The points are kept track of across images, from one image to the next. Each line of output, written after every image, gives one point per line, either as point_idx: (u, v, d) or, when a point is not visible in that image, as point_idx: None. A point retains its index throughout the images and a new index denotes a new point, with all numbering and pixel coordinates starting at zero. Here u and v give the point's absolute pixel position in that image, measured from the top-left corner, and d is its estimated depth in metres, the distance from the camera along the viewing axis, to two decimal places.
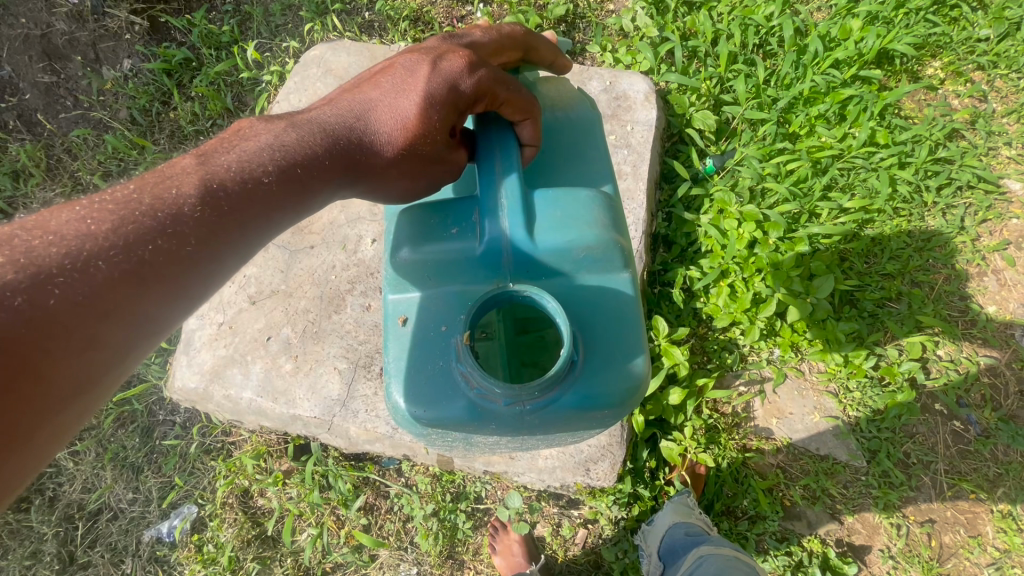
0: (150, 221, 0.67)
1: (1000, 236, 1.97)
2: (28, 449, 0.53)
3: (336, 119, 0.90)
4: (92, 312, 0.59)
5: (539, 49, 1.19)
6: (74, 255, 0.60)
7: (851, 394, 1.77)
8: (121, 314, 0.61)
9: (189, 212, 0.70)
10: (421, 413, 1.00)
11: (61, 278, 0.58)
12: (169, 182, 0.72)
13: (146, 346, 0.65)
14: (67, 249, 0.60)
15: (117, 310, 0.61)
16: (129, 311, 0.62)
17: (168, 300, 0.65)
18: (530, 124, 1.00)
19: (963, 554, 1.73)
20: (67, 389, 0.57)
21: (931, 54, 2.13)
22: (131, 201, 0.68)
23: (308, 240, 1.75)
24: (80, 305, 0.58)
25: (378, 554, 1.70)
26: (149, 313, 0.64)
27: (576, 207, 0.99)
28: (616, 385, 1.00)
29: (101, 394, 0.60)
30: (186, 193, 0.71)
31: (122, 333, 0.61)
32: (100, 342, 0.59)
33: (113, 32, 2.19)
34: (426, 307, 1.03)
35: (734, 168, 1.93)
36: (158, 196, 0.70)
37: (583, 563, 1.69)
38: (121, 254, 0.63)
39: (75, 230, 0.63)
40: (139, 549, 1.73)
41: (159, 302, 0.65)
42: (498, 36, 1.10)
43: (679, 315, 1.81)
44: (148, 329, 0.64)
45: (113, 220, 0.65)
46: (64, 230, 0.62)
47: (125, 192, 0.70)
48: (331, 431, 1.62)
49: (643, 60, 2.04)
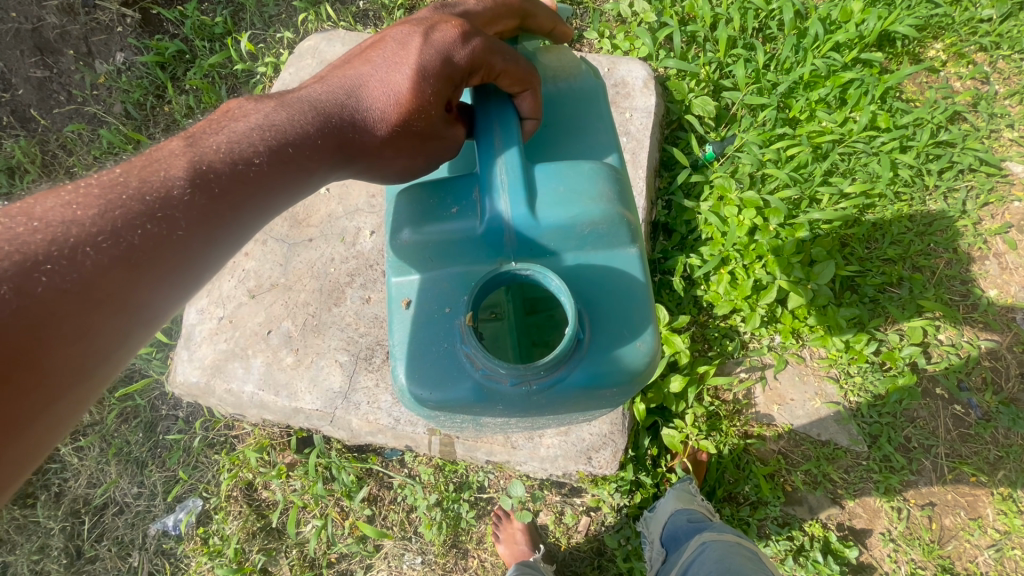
0: (138, 205, 0.66)
1: (1002, 219, 1.95)
2: (25, 440, 0.54)
3: (326, 96, 0.89)
4: (82, 299, 0.58)
5: (536, 16, 1.16)
6: (61, 242, 0.60)
7: (852, 379, 1.78)
8: (115, 301, 0.61)
9: (179, 196, 0.69)
10: (427, 396, 1.00)
11: (49, 264, 0.58)
12: (157, 165, 0.72)
13: (143, 332, 0.64)
14: (54, 236, 0.60)
15: (108, 297, 0.61)
16: (122, 298, 0.62)
17: (160, 287, 0.65)
18: (529, 95, 1.00)
19: (964, 536, 1.74)
20: (62, 377, 0.56)
21: (932, 36, 2.10)
22: (118, 184, 0.68)
23: (305, 233, 1.74)
24: (69, 293, 0.58)
25: (383, 544, 1.71)
26: (145, 299, 0.64)
27: (580, 182, 0.98)
28: (623, 363, 1.00)
29: (100, 381, 0.60)
30: (174, 176, 0.70)
31: (117, 319, 0.61)
32: (95, 329, 0.59)
33: (104, 24, 2.17)
34: (430, 288, 1.03)
35: (734, 153, 1.92)
36: (145, 180, 0.69)
37: (585, 550, 1.70)
38: (110, 240, 0.62)
39: (60, 216, 0.62)
40: (146, 543, 1.75)
41: (152, 288, 0.64)
42: (493, 4, 1.07)
43: (680, 302, 1.81)
44: (145, 315, 0.64)
45: (100, 204, 0.64)
46: (49, 216, 0.61)
47: (111, 177, 0.69)
48: (333, 424, 1.62)
49: (641, 46, 2.02)
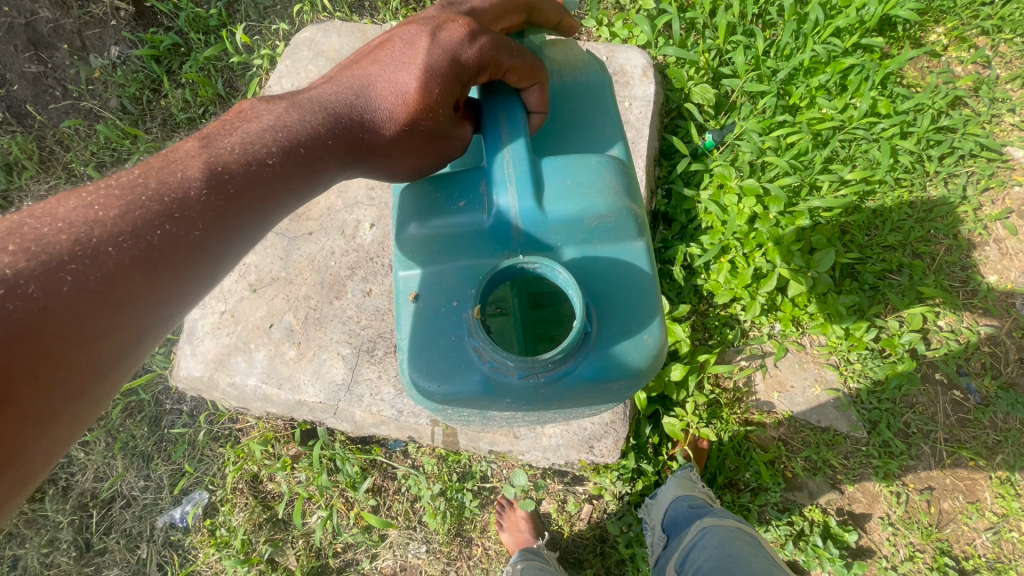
0: (156, 206, 0.66)
1: (1002, 205, 1.95)
2: (46, 435, 0.54)
3: (336, 97, 0.88)
4: (103, 298, 0.58)
5: (542, 10, 1.16)
6: (83, 242, 0.60)
7: (851, 365, 1.79)
8: (134, 300, 0.61)
9: (196, 196, 0.69)
10: (433, 389, 1.00)
11: (73, 264, 0.58)
12: (174, 166, 0.71)
13: (161, 331, 0.64)
14: (76, 235, 0.60)
15: (129, 296, 0.61)
16: (142, 298, 0.62)
17: (177, 286, 0.65)
18: (537, 89, 1.01)
19: (962, 519, 1.76)
20: (82, 374, 0.57)
21: (934, 20, 2.08)
22: (136, 185, 0.68)
23: (305, 227, 1.74)
24: (93, 292, 0.58)
25: (388, 534, 1.74)
26: (162, 299, 0.64)
27: (587, 174, 0.97)
28: (631, 357, 1.01)
29: (118, 379, 0.60)
30: (191, 176, 0.70)
31: (137, 319, 0.61)
32: (114, 328, 0.59)
33: (97, 17, 2.15)
34: (436, 282, 1.04)
35: (734, 141, 1.91)
36: (163, 180, 0.69)
37: (588, 537, 1.72)
38: (131, 239, 0.62)
39: (82, 216, 0.62)
40: (154, 534, 1.77)
41: (171, 287, 0.65)
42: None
43: (680, 292, 1.81)
44: (160, 315, 0.63)
45: (120, 205, 0.64)
46: (72, 216, 0.62)
47: (130, 177, 0.69)
48: (337, 416, 1.63)
49: (640, 34, 2.01)
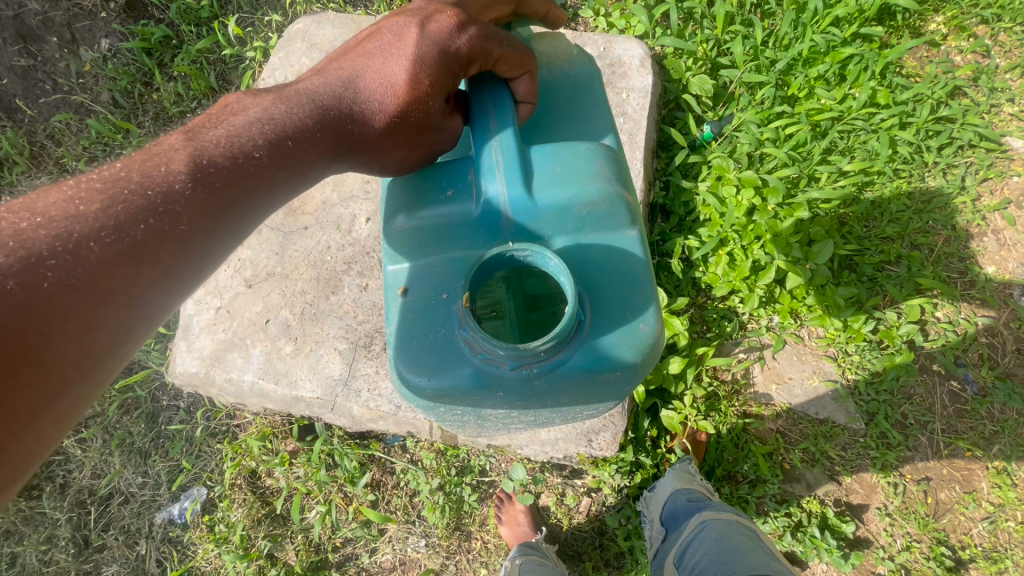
0: (140, 200, 0.65)
1: (1001, 195, 1.95)
2: (31, 433, 0.53)
3: (323, 89, 0.87)
4: (86, 294, 0.57)
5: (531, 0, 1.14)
6: (65, 237, 0.59)
7: (849, 357, 1.78)
8: (118, 296, 0.60)
9: (180, 189, 0.68)
10: (425, 383, 1.00)
11: (53, 260, 0.57)
12: (157, 160, 0.70)
13: (147, 327, 0.64)
14: (58, 231, 0.59)
15: (112, 293, 0.60)
16: (126, 294, 0.61)
17: (162, 282, 0.64)
18: (527, 78, 0.99)
19: (958, 509, 1.77)
20: (67, 372, 0.56)
21: (933, 9, 2.07)
22: (119, 180, 0.66)
23: (301, 222, 1.73)
24: (75, 288, 0.57)
25: (387, 528, 1.74)
26: (148, 295, 0.63)
27: (577, 161, 0.98)
28: (626, 347, 1.00)
29: (104, 376, 0.59)
30: (176, 170, 0.69)
31: (122, 316, 0.60)
32: (99, 324, 0.58)
33: (86, 10, 2.11)
34: (426, 275, 1.02)
35: (732, 133, 1.89)
36: (147, 174, 0.68)
37: (587, 530, 1.72)
38: (114, 234, 0.61)
39: (63, 211, 0.61)
40: (152, 531, 1.76)
41: (157, 283, 0.64)
42: None
43: (678, 284, 1.81)
44: (146, 311, 0.63)
45: (103, 199, 0.63)
46: (52, 211, 0.60)
47: (113, 171, 0.68)
48: (335, 411, 1.62)
49: (638, 24, 1.98)
